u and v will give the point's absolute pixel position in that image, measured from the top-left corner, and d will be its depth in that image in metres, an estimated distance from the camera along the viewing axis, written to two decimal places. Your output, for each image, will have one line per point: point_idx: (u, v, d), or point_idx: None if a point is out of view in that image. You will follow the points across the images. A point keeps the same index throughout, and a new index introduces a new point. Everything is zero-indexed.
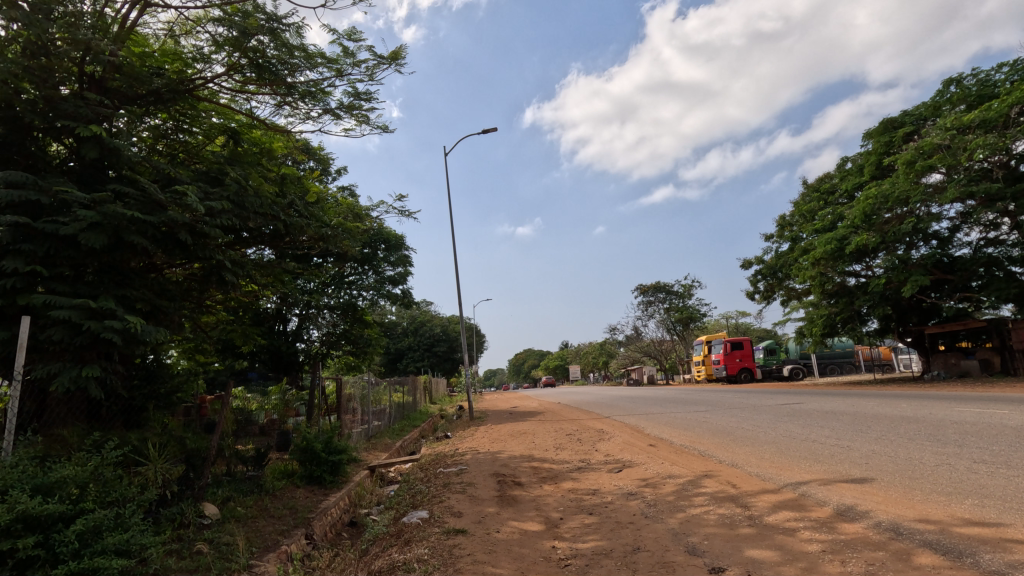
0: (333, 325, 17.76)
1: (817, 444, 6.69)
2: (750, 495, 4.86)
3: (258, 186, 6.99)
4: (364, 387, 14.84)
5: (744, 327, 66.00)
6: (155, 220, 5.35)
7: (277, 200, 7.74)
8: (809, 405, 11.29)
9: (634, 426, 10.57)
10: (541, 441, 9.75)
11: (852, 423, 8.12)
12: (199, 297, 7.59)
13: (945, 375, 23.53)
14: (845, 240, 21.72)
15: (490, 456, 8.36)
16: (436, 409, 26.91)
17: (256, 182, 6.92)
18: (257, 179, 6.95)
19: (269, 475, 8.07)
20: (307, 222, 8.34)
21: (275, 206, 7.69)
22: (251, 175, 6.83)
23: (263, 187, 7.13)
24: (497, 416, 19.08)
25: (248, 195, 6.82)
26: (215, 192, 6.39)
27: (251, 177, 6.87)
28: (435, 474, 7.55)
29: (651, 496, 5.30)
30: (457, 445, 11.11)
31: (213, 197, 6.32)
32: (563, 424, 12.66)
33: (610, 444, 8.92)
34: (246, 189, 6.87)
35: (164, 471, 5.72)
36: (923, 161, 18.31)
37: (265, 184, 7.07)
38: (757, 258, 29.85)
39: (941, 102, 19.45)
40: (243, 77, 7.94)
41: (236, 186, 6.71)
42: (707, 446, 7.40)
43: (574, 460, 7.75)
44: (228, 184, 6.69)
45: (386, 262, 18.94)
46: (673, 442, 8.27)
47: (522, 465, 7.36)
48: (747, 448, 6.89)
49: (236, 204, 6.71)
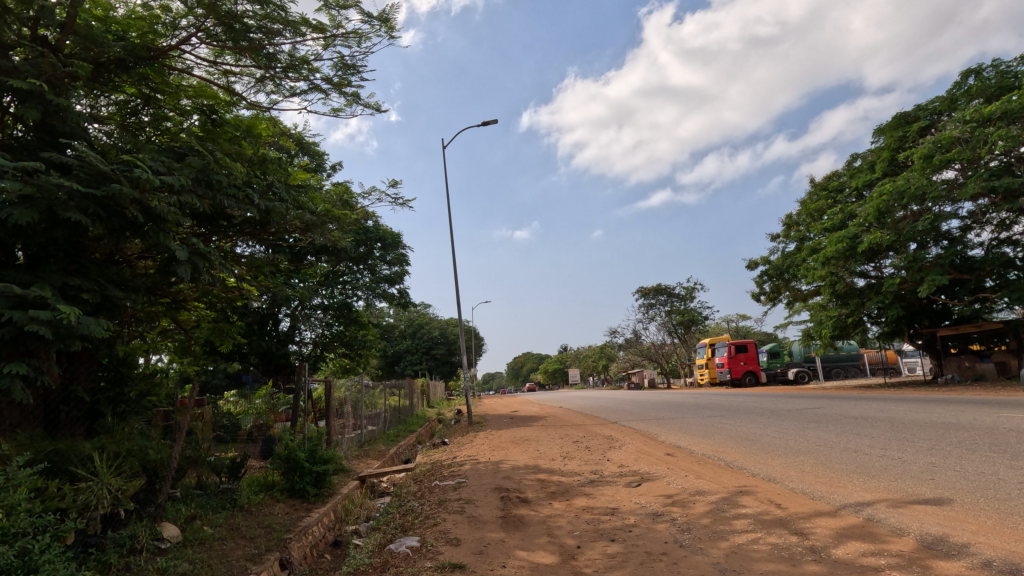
0: (325, 326, 16.80)
1: (861, 454, 5.95)
2: (803, 518, 4.10)
3: (233, 164, 6.20)
4: (357, 390, 14.02)
5: (745, 331, 65.07)
6: (98, 194, 4.62)
7: (253, 183, 6.99)
8: (833, 409, 10.53)
9: (646, 433, 9.82)
10: (546, 449, 8.97)
11: (891, 429, 7.38)
12: (166, 289, 6.86)
13: (960, 379, 22.77)
14: (857, 239, 21.00)
15: (492, 467, 7.55)
16: (434, 413, 26.07)
17: (228, 159, 6.14)
18: (229, 156, 6.19)
19: (245, 488, 7.25)
20: (289, 208, 7.58)
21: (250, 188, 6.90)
22: (222, 151, 6.08)
23: (238, 164, 6.33)
24: (497, 421, 18.30)
25: (214, 169, 6.03)
26: (177, 168, 5.63)
27: (224, 153, 6.11)
28: (429, 488, 6.77)
29: (682, 518, 4.53)
30: (455, 453, 10.32)
31: (175, 172, 5.58)
32: (568, 429, 11.90)
33: (622, 453, 8.14)
34: (216, 166, 6.10)
35: (113, 488, 5.00)
36: (941, 155, 17.61)
37: (237, 162, 6.28)
38: (763, 258, 29.13)
39: (958, 95, 18.79)
40: (219, 46, 7.17)
41: (202, 162, 5.93)
42: (735, 457, 6.64)
43: (585, 472, 6.97)
44: (192, 159, 5.91)
45: (382, 261, 18.20)
46: (693, 451, 7.51)
47: (528, 478, 6.58)
48: (781, 459, 6.14)
49: (200, 180, 5.90)
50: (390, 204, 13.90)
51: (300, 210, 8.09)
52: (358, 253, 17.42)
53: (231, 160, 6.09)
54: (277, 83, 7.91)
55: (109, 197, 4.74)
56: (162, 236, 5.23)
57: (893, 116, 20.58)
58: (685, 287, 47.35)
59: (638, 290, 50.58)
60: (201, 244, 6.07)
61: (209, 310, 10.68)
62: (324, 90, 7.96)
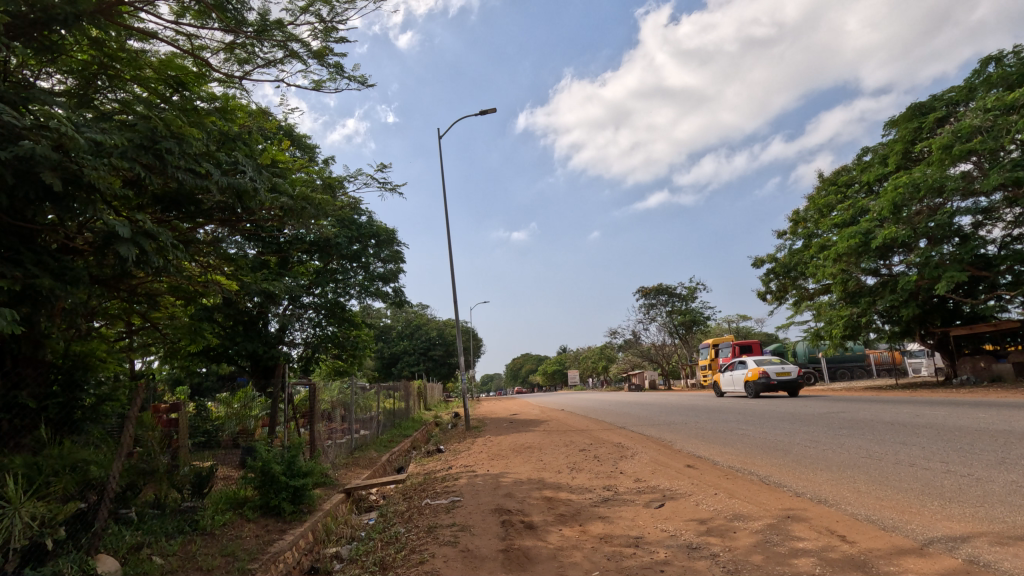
0: (316, 326, 15.87)
1: (920, 469, 5.11)
2: (883, 559, 3.28)
3: (189, 132, 5.44)
4: (350, 392, 13.23)
5: (745, 330, 64.33)
6: (4, 154, 3.87)
7: (215, 157, 6.16)
8: (858, 414, 9.72)
9: (659, 440, 8.97)
10: (550, 460, 8.13)
11: (939, 438, 6.54)
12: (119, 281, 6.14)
13: (975, 380, 21.93)
14: (870, 235, 20.24)
15: (491, 481, 6.68)
16: (431, 416, 25.16)
17: (183, 126, 5.38)
18: (186, 124, 5.44)
19: (211, 507, 6.40)
20: (260, 189, 6.76)
21: (209, 162, 6.05)
22: (174, 116, 5.30)
23: (195, 133, 5.56)
24: (495, 425, 17.45)
25: (163, 134, 5.25)
26: (115, 131, 4.84)
27: (177, 119, 5.34)
28: (420, 507, 5.92)
29: (726, 554, 3.69)
30: (450, 461, 9.46)
31: (111, 136, 4.79)
32: (573, 435, 11.05)
33: (635, 464, 7.31)
34: (165, 132, 5.31)
35: (34, 513, 4.22)
36: (962, 146, 16.83)
37: (194, 129, 5.53)
38: (769, 256, 28.36)
39: (976, 84, 18.08)
40: (181, 3, 6.36)
41: (149, 127, 5.15)
42: (769, 471, 5.81)
43: (596, 488, 6.13)
44: (136, 124, 5.12)
45: (376, 258, 17.19)
46: (717, 463, 6.67)
47: (535, 496, 5.75)
48: (826, 475, 5.30)
49: (145, 145, 5.11)
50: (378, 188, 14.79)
51: (276, 193, 7.28)
52: (351, 249, 16.36)
53: (191, 126, 5.33)
54: (250, 52, 7.14)
55: (20, 158, 4.01)
56: (89, 208, 4.48)
57: (908, 107, 19.82)
58: (686, 286, 46.53)
59: (639, 289, 49.68)
60: (150, 225, 5.31)
61: (185, 308, 9.79)
62: (303, 59, 7.20)
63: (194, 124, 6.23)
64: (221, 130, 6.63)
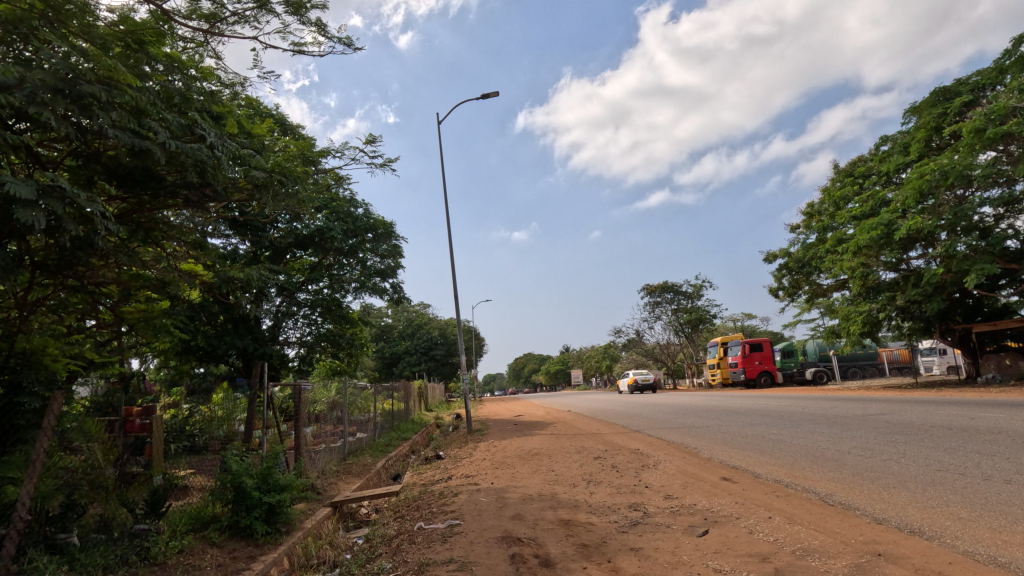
0: (311, 324, 14.96)
1: (1023, 489, 4.16)
2: None
3: (124, 79, 4.69)
4: (343, 392, 12.27)
5: (751, 330, 63.25)
6: None
7: (161, 115, 5.36)
8: (901, 416, 8.76)
9: (683, 447, 8.01)
10: (563, 470, 7.20)
11: (1019, 447, 5.58)
12: (72, 252, 5.88)
13: (1003, 379, 20.78)
14: (892, 226, 19.28)
15: (497, 499, 5.75)
16: (431, 417, 24.22)
17: (117, 73, 4.61)
18: (121, 69, 4.67)
19: (169, 530, 5.50)
20: (220, 159, 5.98)
21: (154, 118, 5.27)
22: (102, 58, 4.50)
23: (134, 82, 4.81)
24: (500, 428, 16.46)
25: (88, 80, 4.51)
26: (22, 74, 4.13)
27: (108, 61, 4.55)
28: (414, 531, 5.00)
29: None
30: (451, 470, 8.55)
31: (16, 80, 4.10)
32: (585, 440, 10.12)
33: (660, 476, 6.37)
34: (91, 76, 4.56)
35: None
36: (996, 128, 15.83)
37: (131, 77, 4.74)
38: (782, 251, 27.40)
39: (1006, 65, 17.20)
40: None
41: (69, 68, 4.41)
42: (830, 488, 4.86)
43: (622, 507, 5.18)
44: (53, 63, 4.37)
45: (373, 252, 16.18)
46: (759, 475, 5.74)
47: (549, 519, 4.81)
48: (905, 494, 4.36)
49: (63, 91, 4.40)
50: (366, 163, 12.13)
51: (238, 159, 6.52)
52: (347, 243, 15.31)
53: (127, 73, 4.61)
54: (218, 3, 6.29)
55: None
56: None
57: (930, 92, 18.95)
58: (692, 284, 45.52)
59: (645, 288, 48.57)
60: (68, 186, 4.70)
61: (158, 302, 8.91)
62: (280, 13, 6.35)
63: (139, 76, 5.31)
64: (165, 88, 5.71)
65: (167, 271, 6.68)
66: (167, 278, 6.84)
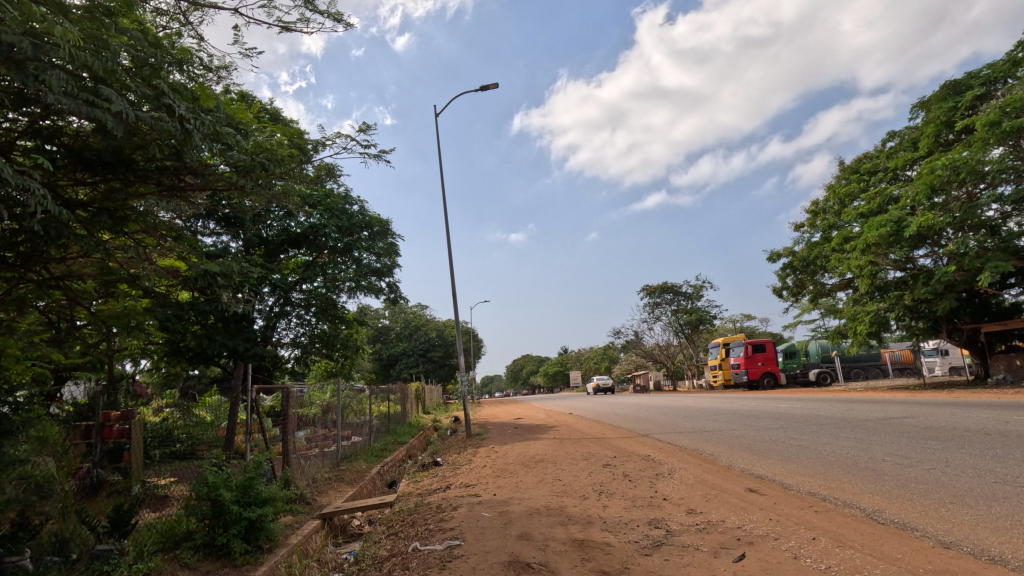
0: (305, 325, 14.37)
1: None
2: None
3: (68, 37, 4.01)
4: (337, 395, 11.72)
5: (751, 331, 62.67)
6: None
7: (120, 79, 4.72)
8: (927, 420, 8.22)
9: (699, 454, 7.47)
10: (572, 480, 6.64)
11: None
12: (39, 244, 5.43)
13: (1013, 379, 20.31)
14: (902, 222, 18.82)
15: (499, 513, 5.18)
16: (428, 420, 23.60)
17: (59, 29, 3.92)
18: (64, 26, 3.96)
19: (137, 550, 4.95)
20: (191, 131, 5.35)
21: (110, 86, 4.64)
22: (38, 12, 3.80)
23: (81, 42, 4.12)
24: (499, 432, 15.90)
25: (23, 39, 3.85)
26: None
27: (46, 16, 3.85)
28: (409, 552, 4.44)
29: None
30: (450, 479, 7.98)
31: None
32: (590, 446, 9.55)
33: (677, 487, 5.83)
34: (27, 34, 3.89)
35: None
36: (1011, 121, 15.39)
37: (77, 36, 4.03)
38: (786, 250, 26.92)
39: (1019, 58, 16.79)
40: None
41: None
42: (877, 502, 4.34)
43: (642, 524, 4.62)
44: None
45: (368, 249, 15.46)
46: (790, 487, 5.23)
47: (561, 539, 4.26)
48: (967, 511, 3.85)
49: None
50: None
51: (215, 131, 5.95)
52: (342, 241, 14.67)
53: (73, 30, 4.01)
54: None
55: None
56: None
57: (940, 86, 18.53)
58: (693, 284, 44.98)
59: (645, 289, 47.96)
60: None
61: (138, 297, 8.33)
62: None
63: (94, 33, 4.61)
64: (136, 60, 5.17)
65: (139, 266, 6.16)
66: (140, 274, 6.30)
